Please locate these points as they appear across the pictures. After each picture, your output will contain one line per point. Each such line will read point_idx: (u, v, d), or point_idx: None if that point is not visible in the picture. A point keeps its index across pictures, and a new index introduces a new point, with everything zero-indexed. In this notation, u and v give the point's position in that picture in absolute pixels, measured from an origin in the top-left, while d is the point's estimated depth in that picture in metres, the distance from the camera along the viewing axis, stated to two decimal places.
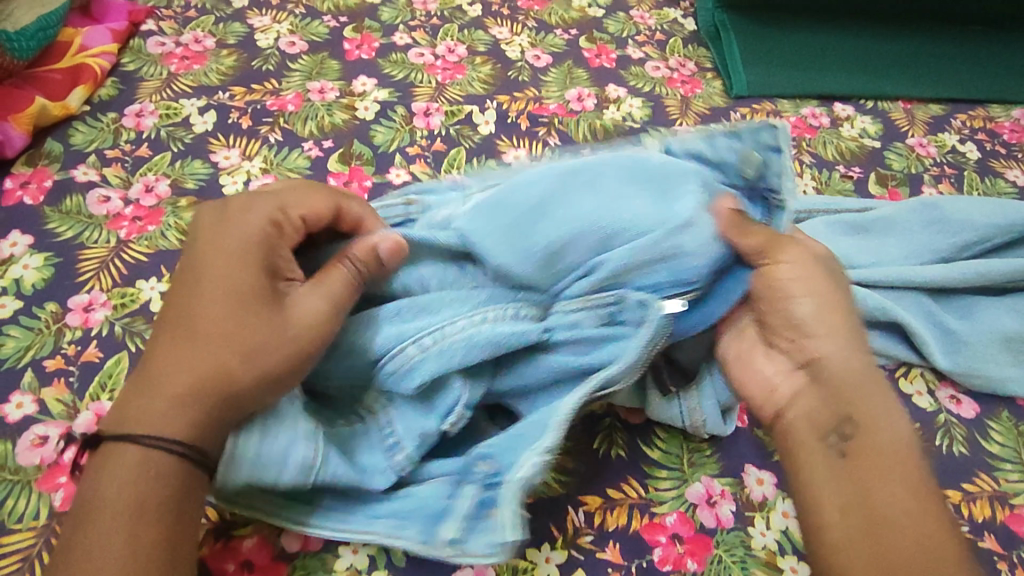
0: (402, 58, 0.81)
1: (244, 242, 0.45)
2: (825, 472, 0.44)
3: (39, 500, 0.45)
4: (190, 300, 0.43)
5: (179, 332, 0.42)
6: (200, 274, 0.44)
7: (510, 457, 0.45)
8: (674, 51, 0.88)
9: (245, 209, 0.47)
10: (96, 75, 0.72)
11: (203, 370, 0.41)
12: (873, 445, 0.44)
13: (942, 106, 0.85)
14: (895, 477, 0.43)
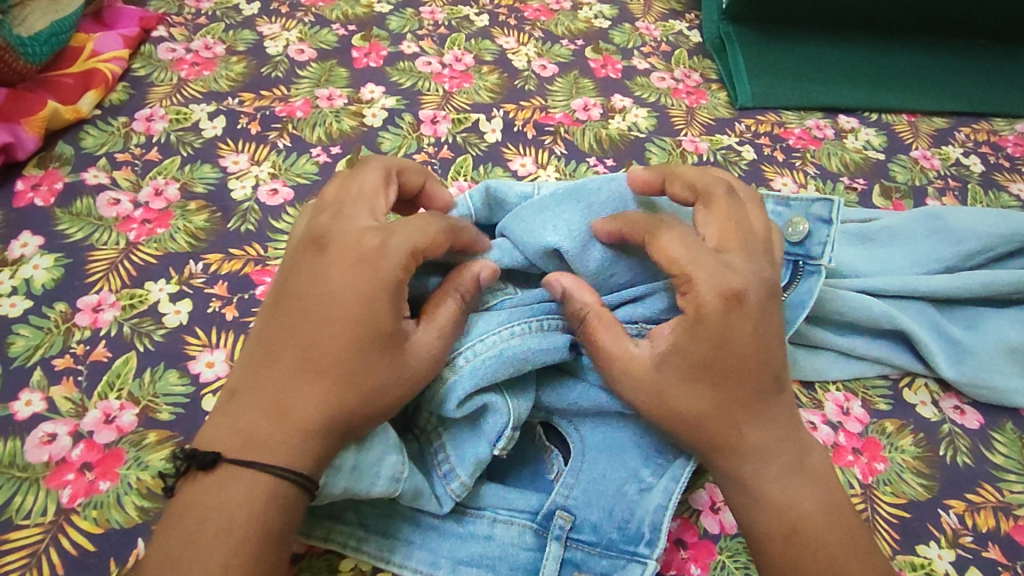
0: (409, 66, 0.81)
1: (362, 274, 0.43)
2: (753, 472, 0.44)
3: (47, 496, 0.46)
4: (311, 326, 0.42)
5: (304, 359, 0.42)
6: (325, 304, 0.42)
7: (591, 509, 0.48)
8: (679, 63, 0.88)
9: (380, 234, 0.44)
10: (107, 79, 0.73)
11: (330, 405, 0.41)
12: (764, 438, 0.44)
13: (946, 119, 0.85)
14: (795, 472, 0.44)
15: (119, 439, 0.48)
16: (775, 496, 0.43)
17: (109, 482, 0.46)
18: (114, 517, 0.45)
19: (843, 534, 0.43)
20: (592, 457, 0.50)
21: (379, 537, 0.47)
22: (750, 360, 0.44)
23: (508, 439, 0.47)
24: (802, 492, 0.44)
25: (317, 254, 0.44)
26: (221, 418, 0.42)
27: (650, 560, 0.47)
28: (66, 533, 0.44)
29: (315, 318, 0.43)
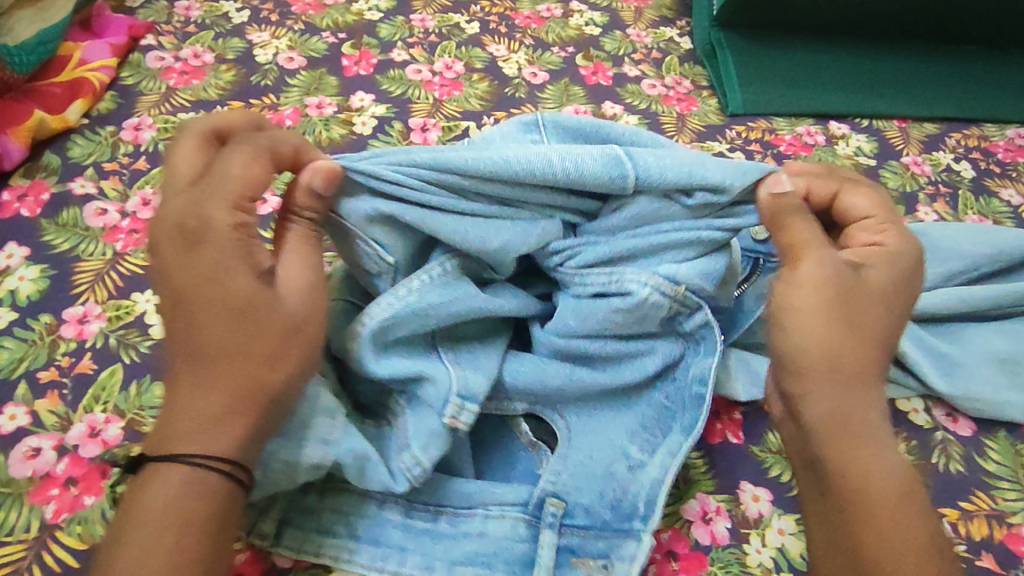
0: (400, 74, 0.81)
1: (204, 256, 0.42)
2: (865, 450, 0.43)
3: (30, 512, 0.45)
4: (199, 324, 0.41)
5: (197, 346, 0.41)
6: (207, 285, 0.41)
7: (582, 492, 0.48)
8: (670, 70, 0.88)
9: (194, 208, 0.43)
10: (95, 88, 0.72)
11: (224, 398, 0.40)
12: (858, 417, 0.44)
13: (937, 125, 0.85)
14: (868, 448, 0.43)
15: (104, 453, 0.48)
16: (872, 466, 0.42)
17: (94, 497, 0.46)
18: (99, 533, 0.45)
19: (906, 502, 0.42)
20: (577, 441, 0.50)
21: (370, 547, 0.47)
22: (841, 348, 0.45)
23: (463, 410, 0.46)
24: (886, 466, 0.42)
25: (195, 244, 0.42)
26: (160, 419, 0.40)
27: (644, 538, 0.47)
28: (50, 550, 0.44)
29: (188, 311, 0.41)
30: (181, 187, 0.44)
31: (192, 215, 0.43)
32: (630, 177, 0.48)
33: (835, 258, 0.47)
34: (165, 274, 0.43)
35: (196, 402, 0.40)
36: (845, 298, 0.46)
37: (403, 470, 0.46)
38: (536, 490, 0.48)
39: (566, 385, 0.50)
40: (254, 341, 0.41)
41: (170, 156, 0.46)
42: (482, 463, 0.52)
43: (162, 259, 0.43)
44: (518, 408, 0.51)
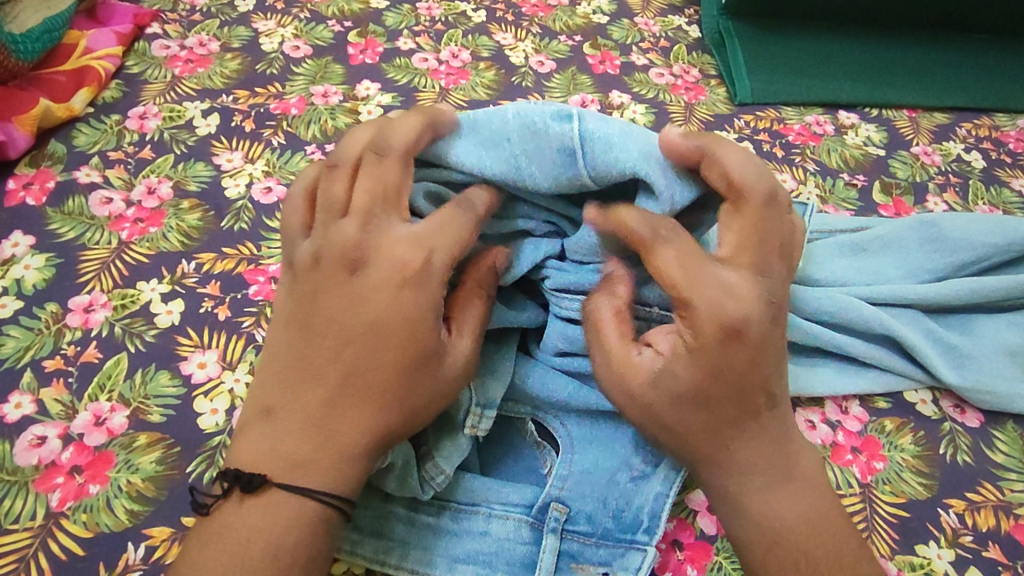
0: (405, 63, 0.81)
1: (400, 300, 0.42)
2: (756, 495, 0.43)
3: (36, 500, 0.45)
4: (355, 354, 0.42)
5: (346, 377, 0.42)
6: (339, 316, 0.43)
7: (586, 500, 0.48)
8: (678, 58, 0.88)
9: (365, 243, 0.43)
10: (100, 77, 0.72)
11: (360, 430, 0.42)
12: (753, 461, 0.43)
13: (947, 114, 0.84)
14: (772, 484, 0.43)
15: (110, 442, 0.48)
16: (763, 512, 0.43)
17: (99, 485, 0.46)
18: (104, 521, 0.45)
19: (806, 530, 0.43)
20: (581, 450, 0.50)
21: (374, 539, 0.47)
22: (706, 420, 0.42)
23: (483, 418, 0.48)
24: (780, 503, 0.43)
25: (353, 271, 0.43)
26: (257, 436, 0.42)
27: (649, 548, 0.47)
28: (56, 537, 0.44)
29: (357, 342, 0.42)
30: (340, 215, 0.45)
31: (365, 246, 0.43)
32: (583, 175, 0.46)
33: (727, 298, 0.42)
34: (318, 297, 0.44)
35: (336, 430, 0.42)
36: (696, 387, 0.42)
37: (427, 478, 0.46)
38: (541, 493, 0.48)
39: (574, 398, 0.50)
40: (387, 384, 0.42)
41: (345, 162, 0.46)
42: (485, 455, 0.52)
43: (315, 283, 0.44)
44: (524, 411, 0.51)
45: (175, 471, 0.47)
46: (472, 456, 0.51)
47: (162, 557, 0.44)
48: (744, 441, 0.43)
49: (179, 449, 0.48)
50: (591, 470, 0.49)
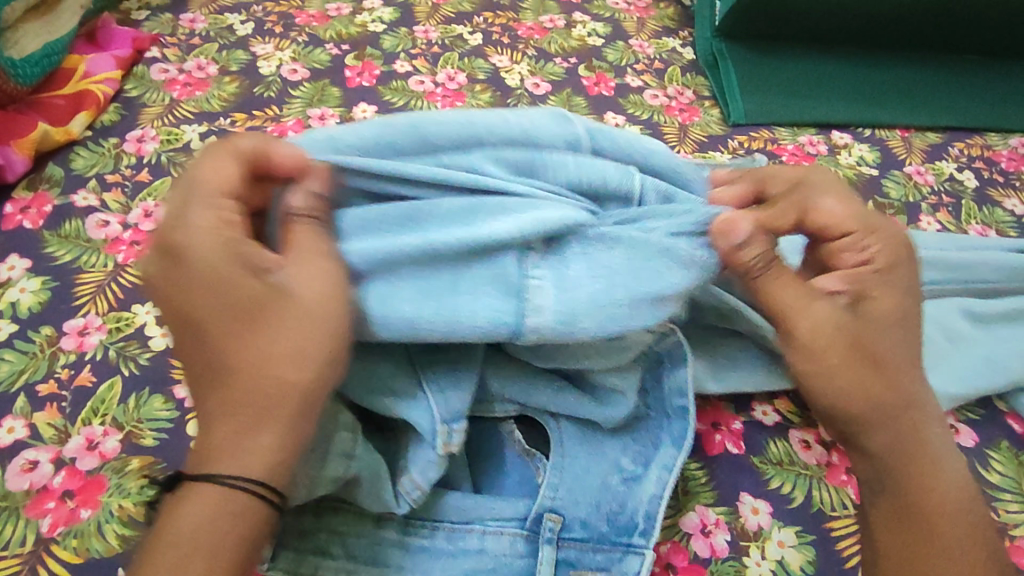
0: (402, 85, 0.81)
1: (214, 290, 0.39)
2: (904, 472, 0.45)
3: (27, 525, 0.45)
4: (225, 352, 0.38)
5: (212, 367, 0.39)
6: (208, 302, 0.39)
7: (579, 507, 0.48)
8: (672, 80, 0.88)
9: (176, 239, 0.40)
10: (98, 100, 0.73)
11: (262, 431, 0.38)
12: (890, 447, 0.45)
13: (940, 134, 0.85)
14: (908, 459, 0.45)
15: (102, 466, 0.48)
16: (938, 486, 0.45)
17: (90, 510, 0.46)
18: (95, 546, 0.45)
19: (949, 506, 0.44)
20: (571, 452, 0.50)
21: (368, 566, 0.46)
22: (876, 388, 0.45)
23: (451, 433, 0.44)
24: (949, 463, 0.45)
25: (176, 263, 0.39)
26: (188, 455, 0.39)
27: (648, 550, 0.47)
28: (46, 563, 0.44)
29: (212, 375, 0.39)
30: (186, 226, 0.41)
31: (176, 231, 0.40)
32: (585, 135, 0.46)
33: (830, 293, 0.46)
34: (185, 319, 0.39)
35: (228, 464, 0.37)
36: (852, 332, 0.45)
37: (400, 492, 0.46)
38: (534, 505, 0.48)
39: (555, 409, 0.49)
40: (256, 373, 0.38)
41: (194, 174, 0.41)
42: (478, 474, 0.51)
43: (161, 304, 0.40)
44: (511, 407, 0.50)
45: None
46: (461, 473, 0.50)
47: None
48: (880, 430, 0.45)
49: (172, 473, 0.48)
50: (582, 477, 0.49)
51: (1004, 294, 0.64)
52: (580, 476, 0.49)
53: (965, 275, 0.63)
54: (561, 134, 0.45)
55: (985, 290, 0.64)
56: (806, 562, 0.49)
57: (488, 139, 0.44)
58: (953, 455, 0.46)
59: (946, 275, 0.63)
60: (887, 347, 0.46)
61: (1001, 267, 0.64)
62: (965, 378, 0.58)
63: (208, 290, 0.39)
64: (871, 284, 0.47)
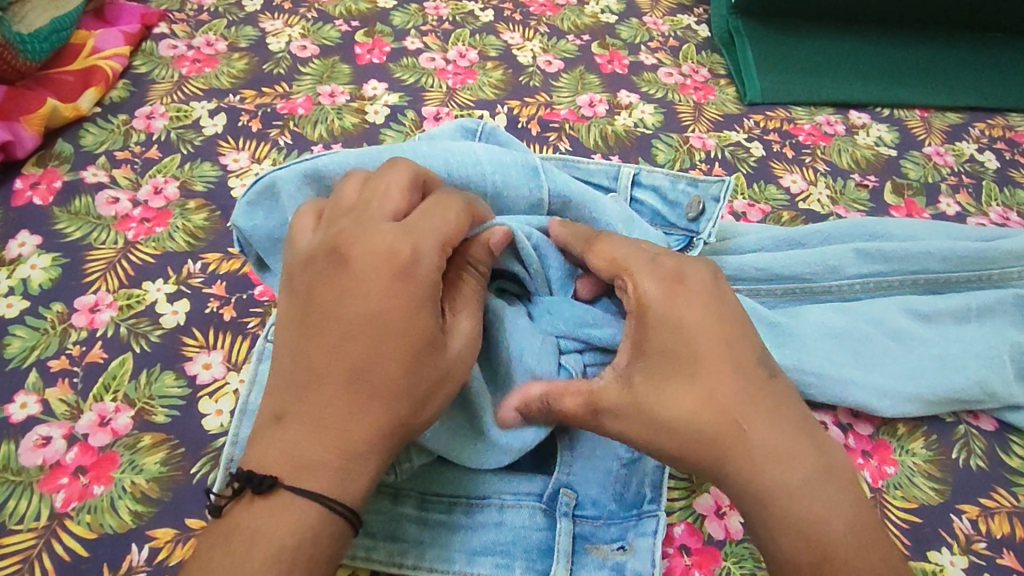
0: (413, 62, 0.80)
1: (397, 289, 0.39)
2: (756, 520, 0.40)
3: (41, 501, 0.45)
4: (341, 349, 0.38)
5: (353, 377, 0.38)
6: (359, 291, 0.39)
7: (591, 483, 0.48)
8: (687, 58, 0.87)
9: (352, 234, 0.41)
10: (108, 76, 0.72)
11: (358, 432, 0.38)
12: (736, 495, 0.41)
13: (960, 114, 0.83)
14: (756, 508, 0.40)
15: (114, 442, 0.48)
16: (810, 515, 0.39)
17: (103, 486, 0.46)
18: (108, 522, 0.44)
19: (810, 556, 0.39)
20: (579, 435, 0.50)
21: (387, 543, 0.46)
22: (703, 429, 0.41)
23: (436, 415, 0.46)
24: (814, 500, 0.40)
25: (342, 265, 0.40)
26: (267, 445, 0.38)
27: (661, 513, 0.48)
28: (60, 538, 0.44)
29: (311, 378, 0.38)
30: (386, 217, 0.42)
31: (353, 237, 0.41)
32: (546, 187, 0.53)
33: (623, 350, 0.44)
34: (316, 314, 0.40)
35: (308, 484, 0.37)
36: (633, 397, 0.42)
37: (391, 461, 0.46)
38: (549, 481, 0.48)
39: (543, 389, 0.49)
40: (364, 374, 0.38)
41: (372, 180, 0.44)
42: None
43: (305, 284, 0.41)
44: None
45: (180, 473, 0.47)
46: None
47: (166, 559, 0.44)
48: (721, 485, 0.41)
49: (184, 450, 0.48)
50: (590, 457, 0.49)
51: (954, 287, 0.61)
52: (588, 457, 0.49)
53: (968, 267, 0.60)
54: (526, 184, 0.53)
55: (933, 281, 0.60)
56: None
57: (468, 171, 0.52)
58: (804, 480, 0.40)
59: (944, 266, 0.60)
60: (664, 395, 0.41)
61: (948, 256, 0.60)
62: (910, 379, 0.56)
63: (346, 287, 0.39)
64: (667, 305, 0.43)
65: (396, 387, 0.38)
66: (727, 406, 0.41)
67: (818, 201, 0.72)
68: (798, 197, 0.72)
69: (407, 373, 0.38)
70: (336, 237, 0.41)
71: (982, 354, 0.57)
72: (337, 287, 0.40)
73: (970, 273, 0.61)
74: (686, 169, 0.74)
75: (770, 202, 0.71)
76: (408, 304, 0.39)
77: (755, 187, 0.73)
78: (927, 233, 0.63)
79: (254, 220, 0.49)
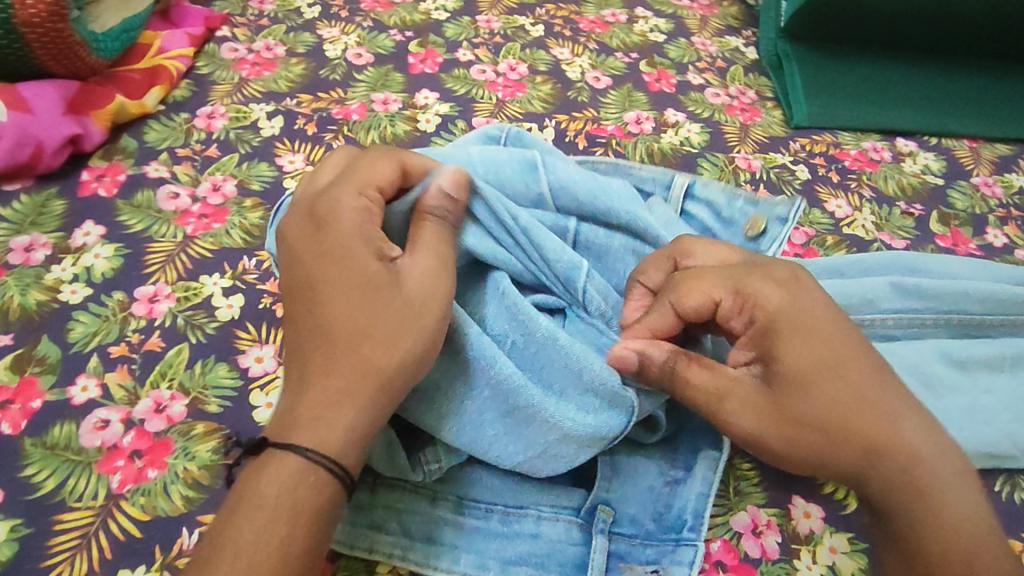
0: (464, 74, 0.82)
1: (366, 274, 0.44)
2: (904, 518, 0.43)
3: (99, 480, 0.47)
4: (322, 339, 0.42)
5: (333, 361, 0.41)
6: (340, 281, 0.43)
7: (629, 503, 0.49)
8: (734, 79, 0.88)
9: (320, 232, 0.45)
10: (172, 76, 0.75)
11: (352, 403, 0.40)
12: (884, 497, 0.43)
13: (1010, 146, 0.83)
14: (918, 508, 0.42)
15: (169, 428, 0.49)
16: (959, 512, 0.42)
17: (157, 470, 0.47)
18: (162, 504, 0.46)
19: (959, 549, 0.42)
20: (620, 456, 0.51)
21: (423, 545, 0.47)
22: (848, 430, 0.43)
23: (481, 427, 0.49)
24: (966, 498, 0.43)
25: (321, 262, 0.44)
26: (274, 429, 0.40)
27: (699, 543, 0.48)
28: (116, 518, 0.45)
29: (301, 363, 0.42)
30: (355, 207, 0.46)
31: (326, 232, 0.45)
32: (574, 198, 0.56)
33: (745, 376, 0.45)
34: (300, 305, 0.44)
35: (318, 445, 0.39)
36: (768, 409, 0.44)
37: (423, 463, 0.48)
38: (588, 497, 0.49)
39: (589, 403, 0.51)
40: (349, 354, 0.41)
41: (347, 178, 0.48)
42: None
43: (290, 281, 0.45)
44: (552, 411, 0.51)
45: (231, 461, 0.48)
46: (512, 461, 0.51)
47: None
48: (863, 487, 0.44)
49: (235, 439, 0.49)
50: (630, 477, 0.50)
51: (988, 330, 0.60)
52: (628, 477, 0.50)
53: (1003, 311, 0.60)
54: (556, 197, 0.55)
55: (967, 323, 0.60)
56: (859, 571, 0.49)
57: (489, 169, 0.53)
58: (962, 483, 0.43)
59: (977, 308, 0.60)
60: (807, 399, 0.43)
61: (983, 298, 0.60)
62: (944, 425, 0.55)
63: (332, 279, 0.43)
64: (793, 308, 0.45)
65: (380, 356, 0.42)
66: (851, 407, 0.43)
67: (863, 226, 0.72)
68: (843, 222, 0.72)
69: (385, 347, 0.42)
70: (322, 236, 0.45)
71: (1013, 404, 0.57)
72: (320, 280, 0.44)
73: (1005, 317, 0.60)
74: None
75: (815, 225, 0.72)
76: (375, 280, 0.43)
77: (800, 210, 0.73)
78: (961, 272, 0.63)
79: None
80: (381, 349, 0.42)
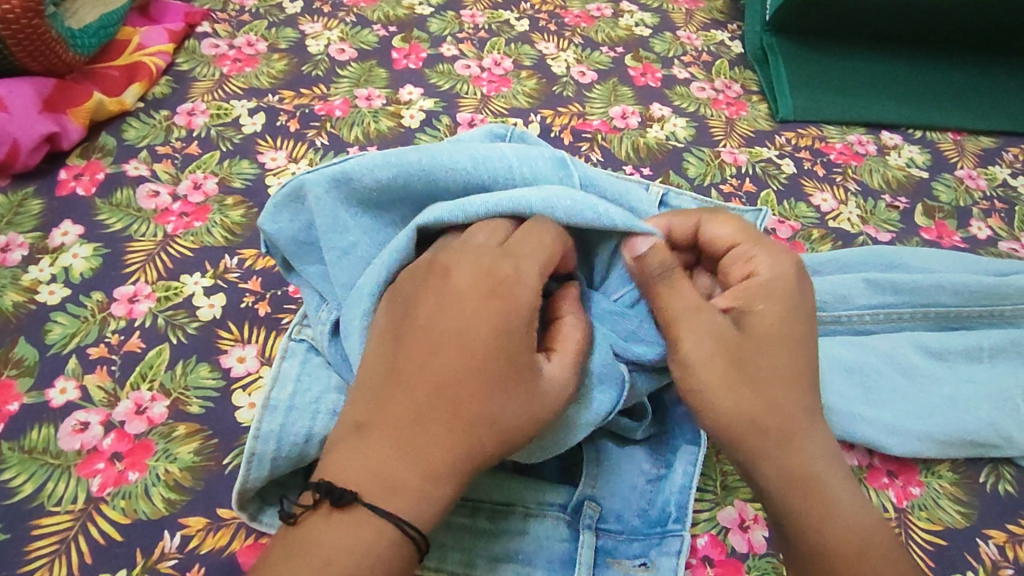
0: (448, 69, 0.81)
1: (492, 307, 0.40)
2: (797, 504, 0.42)
3: (78, 484, 0.46)
4: (436, 368, 0.39)
5: (438, 393, 0.39)
6: (449, 309, 0.40)
7: (616, 498, 0.49)
8: (720, 73, 0.87)
9: (479, 261, 0.41)
10: (151, 73, 0.74)
11: (437, 454, 0.38)
12: (783, 480, 0.42)
13: (993, 138, 0.83)
14: (818, 499, 0.42)
15: (149, 430, 0.49)
16: (852, 514, 0.42)
17: (138, 473, 0.47)
18: (143, 507, 0.45)
19: (850, 549, 0.41)
20: (606, 448, 0.50)
21: None
22: (782, 403, 0.42)
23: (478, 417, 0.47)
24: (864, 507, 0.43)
25: (441, 278, 0.42)
26: (347, 454, 0.38)
27: (685, 534, 0.48)
28: (95, 522, 0.45)
29: (391, 392, 0.39)
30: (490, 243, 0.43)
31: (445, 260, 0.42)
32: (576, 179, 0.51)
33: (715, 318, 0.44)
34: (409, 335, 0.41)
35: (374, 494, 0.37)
36: (728, 352, 0.43)
37: None
38: (575, 492, 0.49)
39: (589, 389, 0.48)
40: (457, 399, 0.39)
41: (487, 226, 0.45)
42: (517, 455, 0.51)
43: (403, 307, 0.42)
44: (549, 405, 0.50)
45: (212, 463, 0.48)
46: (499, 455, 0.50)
47: (197, 547, 0.44)
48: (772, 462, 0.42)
49: (217, 441, 0.49)
50: (616, 470, 0.50)
51: (967, 321, 0.60)
52: (614, 471, 0.50)
53: (982, 302, 0.60)
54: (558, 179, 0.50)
55: (944, 316, 0.60)
56: None
57: (496, 170, 0.49)
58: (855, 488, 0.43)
59: (956, 301, 0.60)
60: (763, 362, 0.43)
61: (961, 290, 0.60)
62: (921, 418, 0.55)
63: (453, 299, 0.41)
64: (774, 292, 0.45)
65: (498, 426, 0.39)
66: (799, 391, 0.43)
67: (848, 220, 0.72)
68: (828, 215, 0.72)
69: (509, 408, 0.39)
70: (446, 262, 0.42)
71: (993, 397, 0.57)
72: (431, 313, 0.41)
73: (985, 308, 0.60)
74: (716, 183, 0.74)
75: (800, 219, 0.72)
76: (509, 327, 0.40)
77: (786, 204, 0.73)
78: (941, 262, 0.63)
79: (278, 222, 0.49)
80: (500, 405, 0.39)
